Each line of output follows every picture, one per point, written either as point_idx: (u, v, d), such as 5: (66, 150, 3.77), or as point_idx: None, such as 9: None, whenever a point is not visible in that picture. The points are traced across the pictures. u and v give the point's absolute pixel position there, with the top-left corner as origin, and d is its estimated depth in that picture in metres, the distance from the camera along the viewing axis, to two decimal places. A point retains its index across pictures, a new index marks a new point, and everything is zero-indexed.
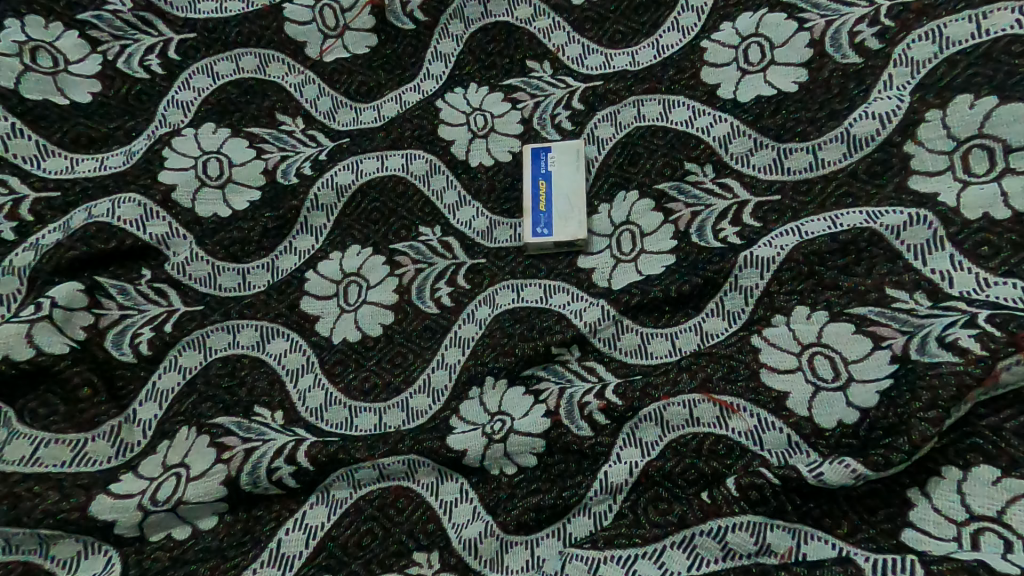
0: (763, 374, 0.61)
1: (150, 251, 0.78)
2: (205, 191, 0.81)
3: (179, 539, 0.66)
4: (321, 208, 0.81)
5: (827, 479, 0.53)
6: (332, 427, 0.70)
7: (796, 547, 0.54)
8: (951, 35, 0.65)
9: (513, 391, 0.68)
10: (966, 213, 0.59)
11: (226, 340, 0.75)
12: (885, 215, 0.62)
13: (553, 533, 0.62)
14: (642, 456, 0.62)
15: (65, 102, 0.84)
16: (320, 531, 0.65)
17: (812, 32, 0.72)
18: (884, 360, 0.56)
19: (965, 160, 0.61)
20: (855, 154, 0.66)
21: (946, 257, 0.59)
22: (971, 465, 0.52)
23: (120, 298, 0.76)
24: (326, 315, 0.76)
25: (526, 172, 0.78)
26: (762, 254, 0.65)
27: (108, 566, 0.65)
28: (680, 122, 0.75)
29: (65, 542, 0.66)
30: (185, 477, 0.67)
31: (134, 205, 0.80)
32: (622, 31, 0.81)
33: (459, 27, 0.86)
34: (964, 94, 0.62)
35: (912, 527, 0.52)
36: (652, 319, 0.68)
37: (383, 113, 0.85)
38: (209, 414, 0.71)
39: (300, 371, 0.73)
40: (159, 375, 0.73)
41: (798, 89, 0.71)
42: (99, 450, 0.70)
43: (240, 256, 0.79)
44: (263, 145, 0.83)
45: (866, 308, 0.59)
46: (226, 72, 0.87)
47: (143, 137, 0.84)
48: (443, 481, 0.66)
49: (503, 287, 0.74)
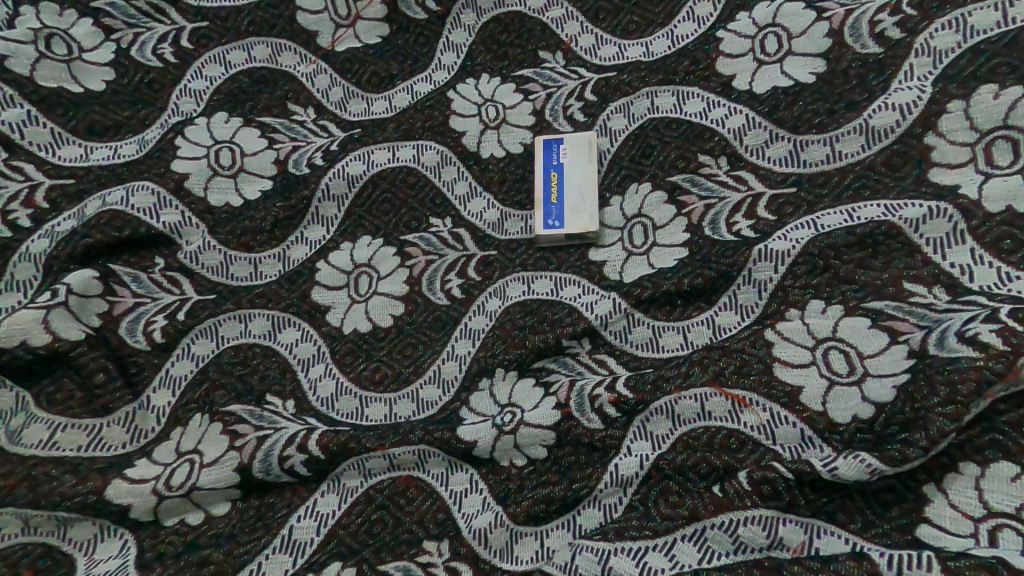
0: (776, 368, 0.60)
1: (162, 240, 0.79)
2: (218, 180, 0.82)
3: (193, 524, 0.66)
4: (333, 199, 0.81)
5: (842, 474, 0.53)
6: (344, 416, 0.70)
7: (808, 542, 0.54)
8: (975, 25, 0.64)
9: (523, 383, 0.68)
10: (988, 206, 0.58)
11: (237, 329, 0.75)
12: (903, 208, 0.61)
13: (563, 525, 0.62)
14: (652, 449, 0.62)
15: (79, 89, 0.85)
16: (330, 519, 0.65)
17: (830, 22, 0.71)
18: (901, 355, 0.55)
19: (988, 152, 0.60)
20: (874, 146, 0.65)
21: (966, 251, 0.58)
22: (989, 462, 0.51)
23: (133, 286, 0.77)
24: (337, 305, 0.76)
25: (538, 164, 0.78)
26: (776, 248, 0.64)
27: (123, 550, 0.66)
28: (693, 114, 0.74)
29: (81, 525, 0.66)
30: (198, 463, 0.68)
31: (148, 193, 0.80)
32: (636, 20, 0.80)
33: (471, 17, 0.86)
34: (989, 84, 0.61)
35: (928, 523, 0.51)
36: (664, 312, 0.68)
37: (395, 103, 0.84)
38: (222, 402, 0.71)
39: (312, 361, 0.73)
40: (172, 363, 0.74)
41: (815, 80, 0.70)
42: (114, 436, 0.70)
43: (252, 246, 0.79)
44: (275, 135, 0.84)
45: (884, 303, 0.58)
46: (238, 61, 0.87)
47: (157, 126, 0.85)
48: (454, 471, 0.66)
49: (514, 279, 0.73)
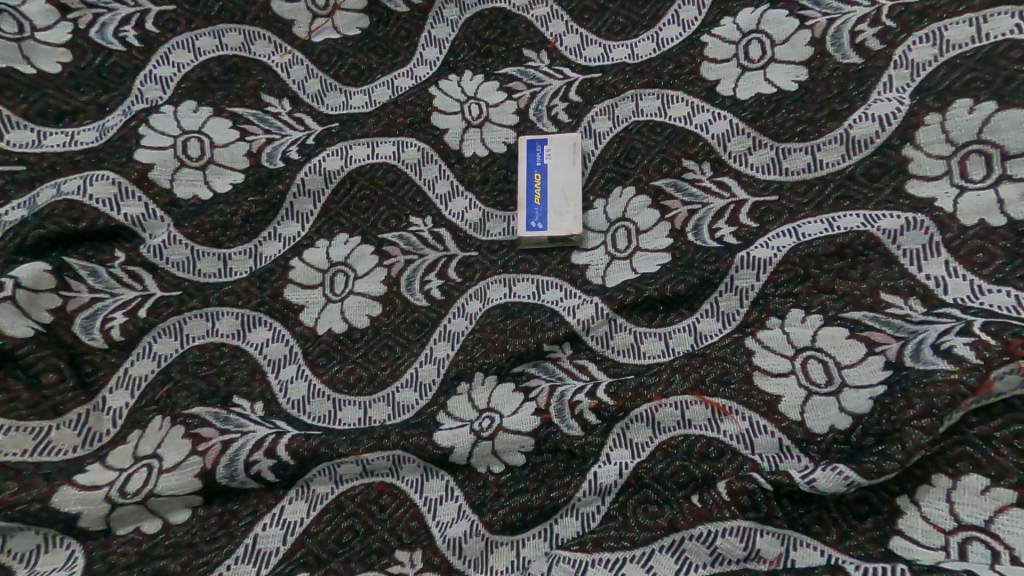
0: (756, 377, 0.61)
1: (123, 233, 0.75)
2: (185, 171, 0.78)
3: (148, 533, 0.63)
4: (308, 194, 0.78)
5: (820, 486, 0.54)
6: (316, 420, 0.68)
7: (785, 554, 0.54)
8: (952, 38, 0.65)
9: (503, 387, 0.66)
10: (963, 220, 0.60)
11: (204, 327, 0.72)
12: (882, 219, 0.62)
13: (539, 534, 0.60)
14: (632, 457, 0.61)
15: (31, 71, 0.80)
16: (298, 527, 0.62)
17: (813, 31, 0.72)
18: (877, 366, 0.57)
19: (962, 165, 0.61)
20: (854, 156, 0.66)
21: (942, 263, 0.59)
22: (960, 474, 0.52)
23: (90, 280, 0.72)
24: (311, 304, 0.73)
25: (522, 164, 0.76)
26: (758, 255, 0.65)
27: (70, 561, 0.62)
28: (677, 118, 0.74)
29: (24, 533, 0.62)
30: (157, 469, 0.64)
31: (108, 183, 0.76)
32: (622, 22, 0.80)
33: (454, 12, 0.84)
34: (964, 98, 0.62)
35: (901, 535, 0.52)
36: (646, 318, 0.67)
37: (375, 98, 0.82)
38: (185, 404, 0.68)
39: (282, 361, 0.70)
40: (131, 363, 0.70)
41: (798, 88, 0.71)
42: (64, 440, 0.66)
43: (221, 241, 0.76)
44: (247, 126, 0.80)
45: (861, 313, 0.59)
46: (208, 48, 0.84)
47: (119, 113, 0.81)
48: (428, 478, 0.64)
49: (495, 281, 0.72)
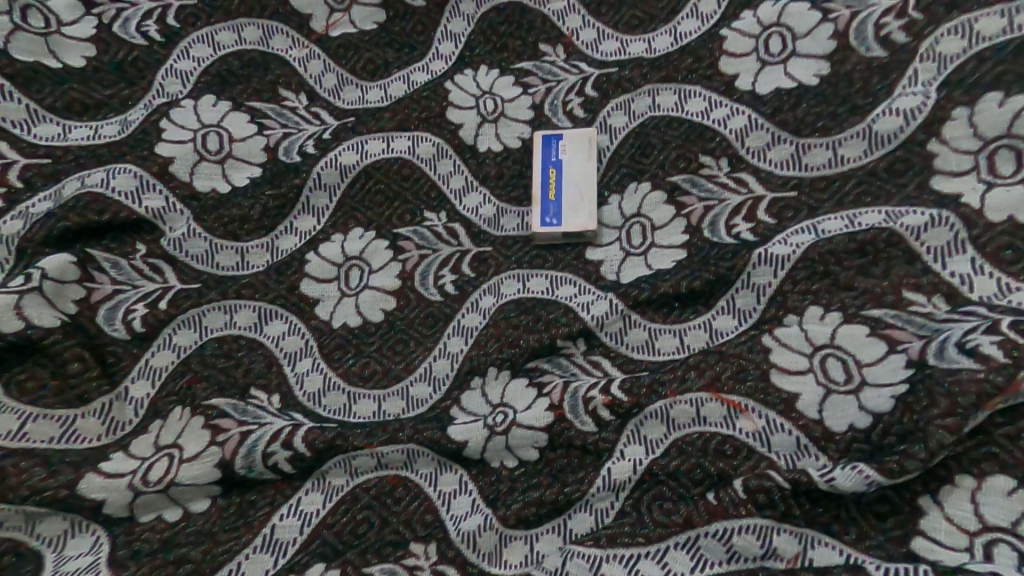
0: (773, 375, 0.59)
1: (144, 225, 0.76)
2: (204, 165, 0.79)
3: (170, 521, 0.64)
4: (324, 189, 0.78)
5: (839, 485, 0.53)
6: (331, 413, 0.68)
7: (803, 552, 0.53)
8: (982, 29, 0.63)
9: (517, 382, 0.66)
10: (990, 215, 0.58)
11: (221, 320, 0.73)
12: (905, 215, 0.61)
13: (553, 529, 0.60)
14: (646, 454, 0.61)
15: (56, 64, 0.81)
16: (315, 517, 0.63)
17: (836, 24, 0.70)
18: (899, 364, 0.55)
19: (991, 160, 0.60)
20: (876, 152, 0.65)
21: (967, 260, 0.58)
22: (986, 475, 0.51)
23: (113, 272, 0.74)
24: (326, 298, 0.74)
25: (537, 160, 0.76)
26: (777, 252, 0.63)
27: (96, 547, 0.63)
28: (694, 113, 0.73)
29: (51, 519, 0.63)
30: (178, 458, 0.66)
31: (130, 176, 0.77)
32: (639, 16, 0.79)
33: (471, 6, 0.84)
34: (994, 92, 0.61)
35: (924, 536, 0.51)
36: (661, 315, 0.67)
37: (390, 93, 0.82)
38: (204, 395, 0.69)
39: (299, 355, 0.71)
40: (152, 354, 0.72)
41: (819, 82, 0.69)
42: (88, 428, 0.67)
43: (239, 235, 0.77)
44: (265, 121, 0.81)
45: (882, 310, 0.58)
46: (227, 43, 0.84)
47: (140, 107, 0.82)
48: (443, 472, 0.64)
49: (509, 276, 0.72)
